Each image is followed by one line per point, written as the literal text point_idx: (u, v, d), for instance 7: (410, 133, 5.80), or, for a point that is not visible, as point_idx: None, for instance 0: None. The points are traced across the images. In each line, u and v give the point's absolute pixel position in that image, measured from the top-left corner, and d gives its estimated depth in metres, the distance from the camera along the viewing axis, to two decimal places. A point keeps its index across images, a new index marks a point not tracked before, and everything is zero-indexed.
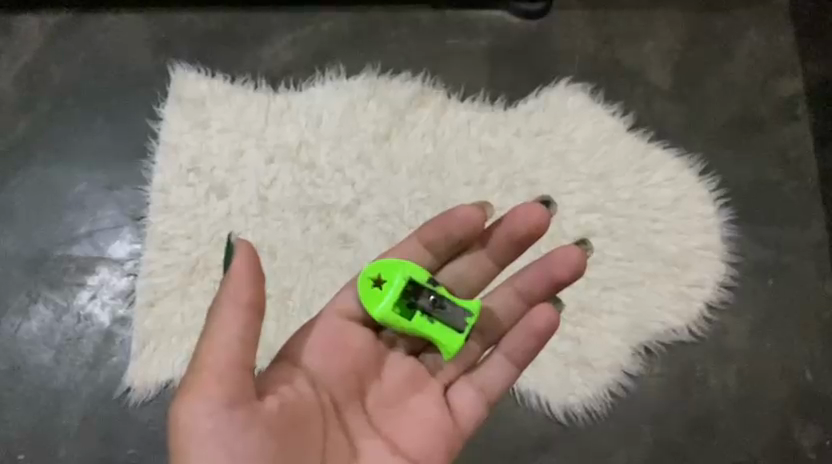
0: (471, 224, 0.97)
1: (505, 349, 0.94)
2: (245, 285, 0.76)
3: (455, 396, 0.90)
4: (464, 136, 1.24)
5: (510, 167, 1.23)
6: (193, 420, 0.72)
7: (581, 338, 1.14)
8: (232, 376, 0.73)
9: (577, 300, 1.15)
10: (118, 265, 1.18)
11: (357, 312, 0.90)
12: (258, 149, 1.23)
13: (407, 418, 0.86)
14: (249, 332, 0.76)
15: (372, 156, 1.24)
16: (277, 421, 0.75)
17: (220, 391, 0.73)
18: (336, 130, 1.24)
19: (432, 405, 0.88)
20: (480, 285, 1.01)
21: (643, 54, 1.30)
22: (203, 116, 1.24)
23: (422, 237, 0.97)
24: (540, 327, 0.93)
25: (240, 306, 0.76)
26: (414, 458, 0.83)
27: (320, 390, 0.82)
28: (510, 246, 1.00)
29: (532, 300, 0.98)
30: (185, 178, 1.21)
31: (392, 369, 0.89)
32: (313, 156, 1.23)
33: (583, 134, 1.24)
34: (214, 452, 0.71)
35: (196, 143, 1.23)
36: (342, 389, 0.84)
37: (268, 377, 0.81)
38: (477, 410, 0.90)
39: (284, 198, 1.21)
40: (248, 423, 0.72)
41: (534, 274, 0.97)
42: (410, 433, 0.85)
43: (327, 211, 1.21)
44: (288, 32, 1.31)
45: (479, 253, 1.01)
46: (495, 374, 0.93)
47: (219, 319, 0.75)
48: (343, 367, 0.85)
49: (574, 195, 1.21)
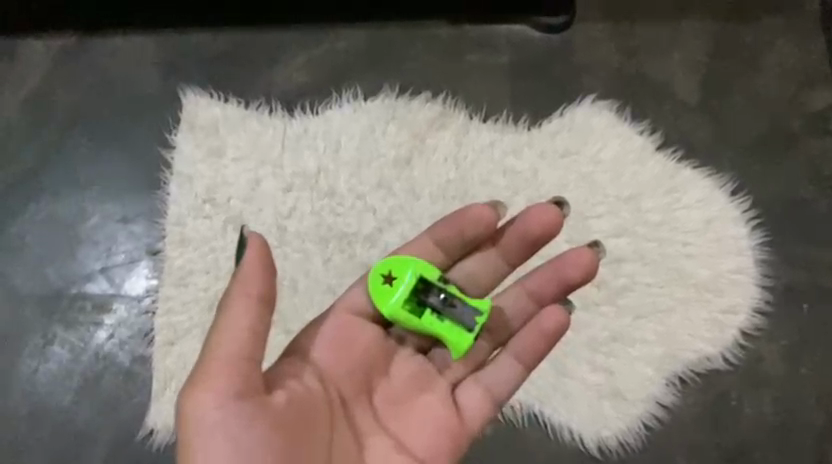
0: (484, 223, 0.93)
1: (514, 351, 0.90)
2: (255, 281, 0.75)
3: (461, 394, 0.87)
4: (487, 159, 1.20)
5: (535, 190, 1.19)
6: (200, 410, 0.72)
7: (613, 369, 1.11)
8: (239, 369, 0.73)
9: (608, 330, 1.13)
10: (136, 302, 1.15)
11: (368, 308, 0.89)
12: (275, 177, 1.19)
13: (412, 415, 0.84)
14: (259, 325, 0.75)
15: (392, 181, 1.20)
16: (284, 417, 0.74)
17: (227, 384, 0.72)
18: (355, 155, 1.20)
19: (439, 403, 0.86)
20: (489, 285, 0.98)
21: (670, 67, 1.26)
22: (217, 143, 1.20)
23: (434, 234, 0.94)
24: (548, 328, 0.90)
25: (250, 299, 0.75)
26: (420, 456, 0.82)
27: (328, 384, 0.81)
28: (523, 246, 0.97)
29: (541, 301, 0.96)
30: (201, 210, 1.17)
31: (399, 367, 0.88)
32: (332, 182, 1.19)
33: (610, 154, 1.20)
34: (219, 443, 0.71)
35: (210, 172, 1.19)
36: (348, 382, 0.83)
37: (276, 371, 0.80)
38: (484, 410, 0.87)
39: (303, 228, 1.17)
40: (253, 416, 0.72)
41: (545, 275, 0.95)
42: (415, 430, 0.83)
43: (348, 240, 1.17)
44: (302, 52, 1.26)
45: (489, 253, 0.97)
46: (500, 377, 0.89)
47: (229, 312, 0.74)
48: (352, 361, 0.84)
49: (602, 219, 1.18)
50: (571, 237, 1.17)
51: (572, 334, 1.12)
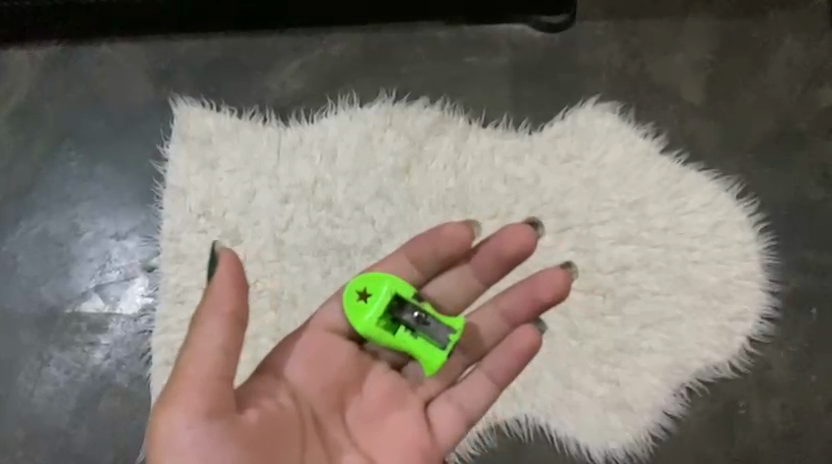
0: (458, 242, 0.92)
1: (486, 368, 0.88)
2: (228, 297, 0.73)
3: (433, 411, 0.85)
4: (487, 165, 1.17)
5: (538, 197, 1.16)
6: (172, 430, 0.69)
7: (620, 380, 1.10)
8: (211, 388, 0.70)
9: (614, 340, 1.11)
10: (132, 320, 1.14)
11: (343, 326, 0.86)
12: (271, 188, 1.16)
13: (384, 432, 0.82)
14: (232, 344, 0.72)
15: (391, 190, 1.17)
16: (256, 435, 0.72)
17: (200, 402, 0.70)
18: (352, 165, 1.18)
19: (411, 419, 0.84)
20: (463, 303, 0.96)
21: (674, 66, 1.23)
22: (211, 154, 1.17)
23: (409, 252, 0.92)
24: (521, 348, 0.88)
25: (223, 317, 0.72)
26: None
27: (301, 401, 0.79)
28: (496, 265, 0.95)
29: (515, 321, 0.94)
30: (197, 224, 1.15)
31: (373, 381, 0.85)
32: (329, 193, 1.17)
33: (614, 159, 1.18)
34: (190, 463, 0.69)
35: (204, 184, 1.16)
36: (322, 397, 0.80)
37: (248, 388, 0.77)
38: (455, 428, 0.85)
39: (301, 241, 1.15)
40: (226, 434, 0.70)
41: (519, 295, 0.93)
42: (387, 445, 0.81)
43: (348, 253, 1.15)
44: (296, 57, 1.22)
45: (463, 271, 0.96)
46: (474, 396, 0.88)
47: (201, 329, 0.72)
48: (327, 375, 0.82)
49: (606, 225, 1.15)
50: (575, 245, 1.14)
51: (578, 345, 1.11)
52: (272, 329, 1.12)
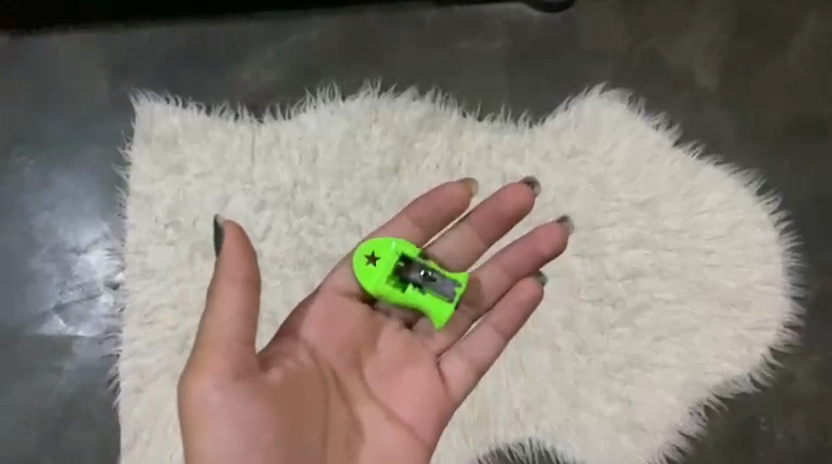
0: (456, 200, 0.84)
1: (494, 321, 0.81)
2: (241, 260, 0.65)
3: (449, 366, 0.78)
4: (483, 163, 1.06)
5: (541, 197, 1.05)
6: (194, 394, 0.63)
7: (632, 397, 1.01)
8: (232, 352, 0.63)
9: (625, 354, 1.02)
10: (96, 343, 1.03)
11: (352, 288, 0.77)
12: (245, 194, 1.05)
13: (404, 389, 0.75)
14: (249, 309, 0.65)
15: (379, 193, 1.06)
16: (281, 402, 0.65)
17: (223, 366, 0.63)
18: (335, 165, 1.07)
19: (430, 376, 0.76)
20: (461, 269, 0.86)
21: (687, 48, 1.11)
22: (177, 157, 1.06)
23: (413, 213, 0.83)
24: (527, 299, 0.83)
25: (236, 282, 0.64)
26: (413, 432, 0.74)
27: (321, 364, 0.71)
28: (495, 225, 0.87)
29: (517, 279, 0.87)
30: (164, 235, 1.04)
31: (390, 338, 0.77)
32: (310, 197, 1.06)
33: (623, 154, 1.07)
34: (216, 427, 0.63)
35: (172, 191, 1.05)
36: (343, 357, 0.73)
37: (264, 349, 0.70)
38: (470, 383, 0.79)
39: (280, 251, 1.04)
40: (249, 397, 0.63)
41: (521, 249, 0.86)
42: (408, 402, 0.74)
43: (332, 263, 1.04)
44: (269, 45, 1.11)
45: (462, 235, 0.86)
46: (486, 348, 0.80)
47: (216, 297, 0.64)
48: (345, 338, 0.74)
49: (615, 228, 1.05)
50: (581, 250, 1.04)
51: (585, 361, 1.02)
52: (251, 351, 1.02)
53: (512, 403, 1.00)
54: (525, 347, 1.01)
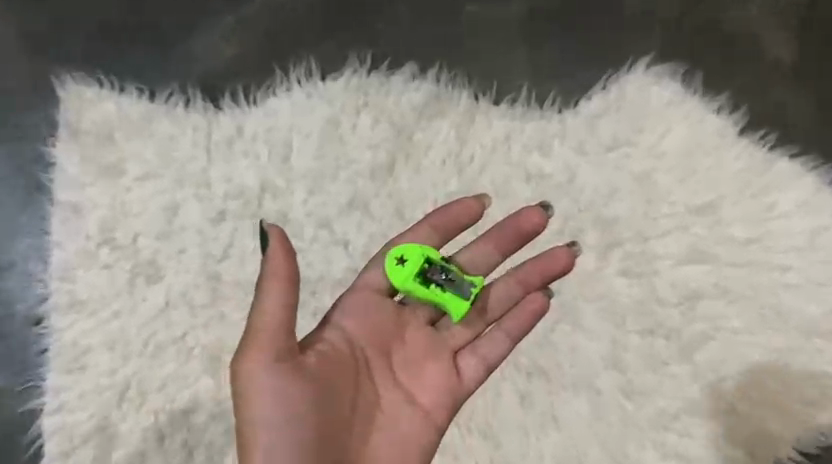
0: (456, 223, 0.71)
1: (502, 328, 0.69)
2: (284, 254, 0.58)
3: (466, 361, 0.68)
4: (501, 158, 0.84)
5: (573, 201, 0.84)
6: (241, 376, 0.57)
7: (692, 454, 0.79)
8: (275, 334, 0.57)
9: (683, 399, 0.81)
10: (13, 392, 0.82)
11: (380, 279, 0.67)
12: (200, 201, 0.83)
13: (429, 377, 0.66)
14: (291, 299, 0.58)
15: (370, 198, 0.84)
16: (306, 395, 0.57)
17: (267, 349, 0.57)
18: (313, 163, 0.84)
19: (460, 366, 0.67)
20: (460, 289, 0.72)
21: (752, 12, 0.90)
22: (113, 156, 0.84)
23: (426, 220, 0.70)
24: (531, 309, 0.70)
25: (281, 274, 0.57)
26: (437, 422, 0.65)
27: (354, 349, 0.63)
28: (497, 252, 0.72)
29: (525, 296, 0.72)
30: (98, 256, 0.82)
31: (418, 323, 0.68)
32: (282, 204, 0.83)
33: (676, 142, 0.86)
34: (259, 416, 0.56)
35: (107, 199, 0.83)
36: (377, 340, 0.64)
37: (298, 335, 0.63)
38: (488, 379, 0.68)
39: (245, 274, 0.82)
40: (291, 383, 0.57)
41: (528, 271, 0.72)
42: (431, 391, 0.65)
43: (309, 289, 0.82)
44: (232, 13, 0.89)
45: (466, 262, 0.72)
46: (500, 348, 0.69)
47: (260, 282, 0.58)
48: (377, 322, 0.65)
49: (668, 238, 0.84)
50: (627, 266, 0.83)
51: (633, 408, 0.81)
52: (209, 403, 0.80)
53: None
54: (557, 392, 0.81)
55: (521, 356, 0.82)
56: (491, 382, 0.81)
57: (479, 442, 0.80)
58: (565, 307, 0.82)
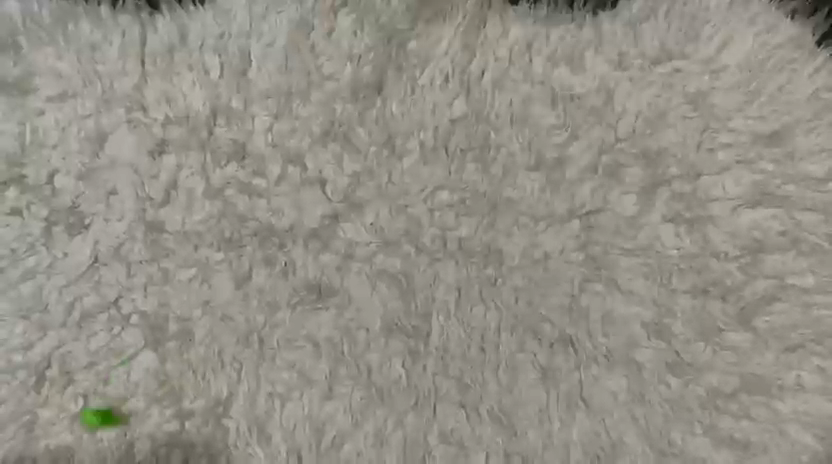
0: (473, 231, 0.66)
1: (487, 307, 0.66)
2: (227, 312, 0.64)
3: (445, 337, 0.65)
4: (520, 75, 0.67)
5: (609, 129, 0.67)
6: (230, 392, 0.63)
7: (752, 440, 0.64)
8: (226, 358, 0.64)
9: (741, 375, 0.65)
10: None
11: (365, 218, 0.66)
12: (134, 129, 0.65)
13: (403, 353, 0.65)
14: (248, 333, 0.64)
15: (354, 124, 0.66)
16: (292, 378, 0.64)
17: (241, 364, 0.64)
18: (280, 80, 0.66)
19: (441, 341, 0.65)
20: (456, 268, 0.66)
21: None
22: (18, 69, 0.65)
23: (412, 183, 0.66)
24: (462, 309, 0.66)
25: (233, 312, 0.64)
26: (422, 392, 0.64)
27: (320, 323, 0.65)
28: (461, 235, 0.66)
29: (499, 296, 0.66)
30: (3, 199, 0.64)
31: (369, 319, 0.65)
32: (239, 132, 0.65)
33: (739, 55, 0.68)
34: (256, 401, 0.63)
35: (12, 125, 0.64)
36: (327, 326, 0.65)
37: (251, 308, 0.64)
38: (487, 341, 0.65)
39: (194, 222, 0.65)
40: (271, 366, 0.64)
41: (533, 253, 0.66)
42: (412, 370, 0.65)
43: (277, 241, 0.65)
44: None
45: (457, 247, 0.66)
46: (495, 318, 0.66)
47: (219, 328, 0.64)
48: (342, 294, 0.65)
49: (725, 176, 0.67)
50: (674, 211, 0.67)
51: (680, 386, 0.65)
52: (151, 384, 0.63)
53: (567, 454, 0.64)
54: (586, 366, 0.65)
55: (543, 323, 0.66)
56: (505, 355, 0.65)
57: (490, 428, 0.64)
58: (597, 262, 0.66)
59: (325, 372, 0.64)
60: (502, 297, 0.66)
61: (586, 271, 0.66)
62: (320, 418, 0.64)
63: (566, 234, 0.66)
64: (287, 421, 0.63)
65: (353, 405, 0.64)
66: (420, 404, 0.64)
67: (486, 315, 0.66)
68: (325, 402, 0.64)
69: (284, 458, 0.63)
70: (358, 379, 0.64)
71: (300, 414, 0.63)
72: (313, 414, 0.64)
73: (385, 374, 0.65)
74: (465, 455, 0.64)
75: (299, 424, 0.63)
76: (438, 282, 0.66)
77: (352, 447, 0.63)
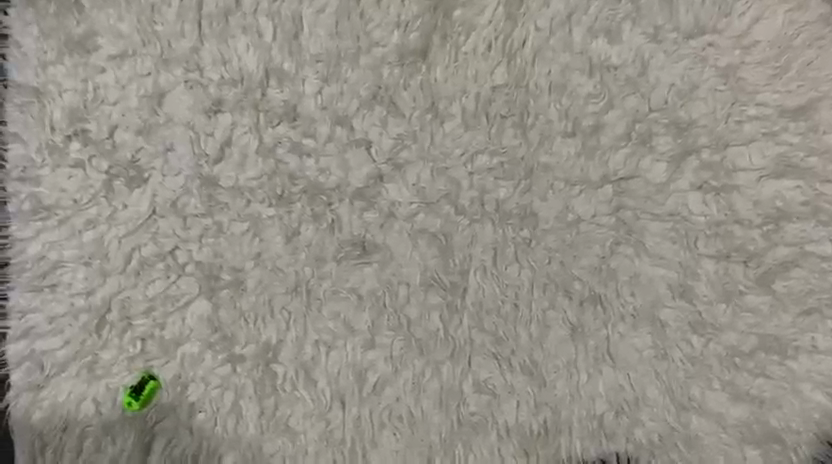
0: (511, 192, 0.70)
1: (521, 264, 0.69)
2: (277, 263, 0.68)
3: (482, 292, 0.69)
4: (560, 45, 0.70)
5: (642, 98, 0.70)
6: (279, 338, 0.68)
7: (766, 396, 0.68)
8: (276, 307, 0.68)
9: (759, 335, 0.69)
10: None
11: (408, 178, 0.69)
12: (191, 89, 0.68)
13: (441, 306, 0.69)
14: (296, 284, 0.68)
15: (399, 88, 0.69)
16: (337, 326, 0.68)
17: (289, 312, 0.68)
18: (330, 44, 0.69)
19: (477, 295, 0.69)
20: (494, 227, 0.69)
21: None
22: (81, 28, 0.68)
23: (453, 146, 0.70)
24: (498, 266, 0.69)
25: (282, 263, 0.68)
26: (458, 344, 0.68)
27: (363, 276, 0.69)
28: (499, 196, 0.70)
29: (534, 254, 0.69)
30: (67, 153, 0.67)
31: (410, 274, 0.69)
32: (291, 94, 0.69)
33: (770, 30, 0.71)
34: (302, 346, 0.68)
35: (75, 82, 0.68)
36: (371, 279, 0.69)
37: (300, 261, 0.68)
38: (521, 297, 0.69)
39: (248, 179, 0.68)
40: (317, 315, 0.68)
41: (566, 214, 0.70)
42: (449, 322, 0.69)
43: (325, 199, 0.69)
44: None
45: (495, 207, 0.69)
46: (528, 275, 0.69)
47: (269, 278, 0.68)
48: (384, 249, 0.69)
49: (752, 146, 0.70)
50: (702, 179, 0.70)
51: (701, 344, 0.69)
52: (205, 329, 0.67)
53: (592, 405, 0.68)
54: (614, 323, 0.69)
55: (574, 282, 0.69)
56: (537, 312, 0.69)
57: (521, 379, 0.68)
58: (627, 226, 0.70)
59: (368, 323, 0.68)
60: (536, 257, 0.69)
61: (616, 234, 0.70)
62: (362, 365, 0.68)
63: (598, 198, 0.70)
64: (332, 367, 0.68)
65: (393, 354, 0.68)
66: (456, 354, 0.68)
67: (521, 273, 0.69)
68: (368, 350, 0.68)
69: (329, 402, 0.67)
70: (399, 330, 0.68)
71: (344, 361, 0.68)
72: (356, 361, 0.68)
73: (424, 326, 0.68)
74: (497, 403, 0.68)
75: (343, 370, 0.68)
76: (476, 241, 0.69)
77: (392, 392, 0.68)
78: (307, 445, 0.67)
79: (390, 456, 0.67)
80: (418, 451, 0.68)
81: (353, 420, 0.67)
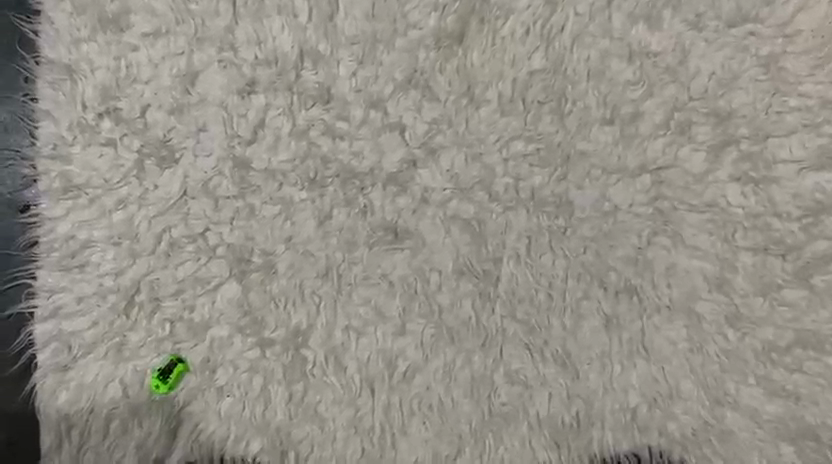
0: (546, 180, 0.68)
1: (556, 253, 0.68)
2: (308, 247, 0.67)
3: (515, 281, 0.68)
4: (599, 31, 0.69)
5: (681, 87, 0.69)
6: (309, 324, 0.67)
7: (803, 393, 0.67)
8: (306, 292, 0.67)
9: (797, 330, 0.68)
10: None
11: (442, 163, 0.68)
12: (225, 69, 0.67)
13: (474, 294, 0.68)
14: (327, 269, 0.67)
15: (434, 72, 0.68)
16: (368, 313, 0.67)
17: (320, 297, 0.67)
18: (366, 26, 0.68)
19: (510, 284, 0.68)
20: (528, 215, 0.68)
21: None
22: (115, 5, 0.67)
23: (489, 132, 0.68)
24: (532, 254, 0.68)
25: (313, 247, 0.67)
26: (490, 332, 0.67)
27: (395, 262, 0.68)
28: (535, 183, 0.68)
29: (568, 243, 0.68)
30: (98, 131, 0.67)
31: (443, 261, 0.68)
32: (325, 76, 0.68)
33: (814, 19, 0.69)
34: (333, 332, 0.67)
35: (108, 59, 0.67)
36: (402, 265, 0.68)
37: (331, 246, 0.67)
38: (555, 286, 0.68)
39: (280, 162, 0.67)
40: (348, 301, 0.67)
41: (603, 203, 0.68)
42: (481, 311, 0.68)
43: (357, 183, 0.68)
44: None
45: (530, 195, 0.68)
46: (562, 264, 0.68)
47: (300, 262, 0.67)
48: (417, 235, 0.68)
49: (793, 137, 0.69)
50: (741, 170, 0.69)
51: (737, 339, 0.68)
52: (235, 313, 0.66)
53: (626, 398, 0.67)
54: (649, 314, 0.68)
55: (609, 272, 0.68)
56: (571, 301, 0.68)
57: (553, 370, 0.67)
58: (664, 217, 0.68)
59: (399, 310, 0.67)
60: (570, 246, 0.68)
61: (653, 225, 0.68)
62: (393, 352, 0.67)
63: (635, 187, 0.69)
64: (362, 353, 0.67)
65: (424, 341, 0.67)
66: (488, 343, 0.67)
67: (555, 263, 0.68)
68: (398, 338, 0.67)
69: (358, 388, 0.67)
70: (430, 318, 0.67)
71: (374, 347, 0.67)
72: (386, 348, 0.67)
73: (455, 314, 0.67)
74: (529, 394, 0.67)
75: (373, 357, 0.67)
76: (509, 229, 0.68)
77: (422, 381, 0.67)
78: (335, 432, 0.66)
79: (419, 445, 0.66)
80: (448, 440, 0.67)
81: (382, 408, 0.67)
